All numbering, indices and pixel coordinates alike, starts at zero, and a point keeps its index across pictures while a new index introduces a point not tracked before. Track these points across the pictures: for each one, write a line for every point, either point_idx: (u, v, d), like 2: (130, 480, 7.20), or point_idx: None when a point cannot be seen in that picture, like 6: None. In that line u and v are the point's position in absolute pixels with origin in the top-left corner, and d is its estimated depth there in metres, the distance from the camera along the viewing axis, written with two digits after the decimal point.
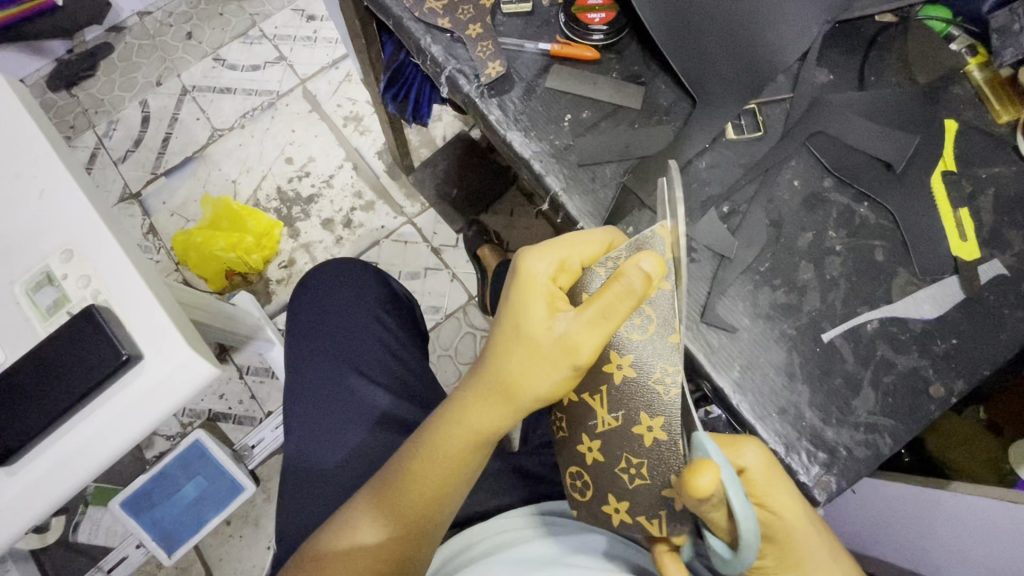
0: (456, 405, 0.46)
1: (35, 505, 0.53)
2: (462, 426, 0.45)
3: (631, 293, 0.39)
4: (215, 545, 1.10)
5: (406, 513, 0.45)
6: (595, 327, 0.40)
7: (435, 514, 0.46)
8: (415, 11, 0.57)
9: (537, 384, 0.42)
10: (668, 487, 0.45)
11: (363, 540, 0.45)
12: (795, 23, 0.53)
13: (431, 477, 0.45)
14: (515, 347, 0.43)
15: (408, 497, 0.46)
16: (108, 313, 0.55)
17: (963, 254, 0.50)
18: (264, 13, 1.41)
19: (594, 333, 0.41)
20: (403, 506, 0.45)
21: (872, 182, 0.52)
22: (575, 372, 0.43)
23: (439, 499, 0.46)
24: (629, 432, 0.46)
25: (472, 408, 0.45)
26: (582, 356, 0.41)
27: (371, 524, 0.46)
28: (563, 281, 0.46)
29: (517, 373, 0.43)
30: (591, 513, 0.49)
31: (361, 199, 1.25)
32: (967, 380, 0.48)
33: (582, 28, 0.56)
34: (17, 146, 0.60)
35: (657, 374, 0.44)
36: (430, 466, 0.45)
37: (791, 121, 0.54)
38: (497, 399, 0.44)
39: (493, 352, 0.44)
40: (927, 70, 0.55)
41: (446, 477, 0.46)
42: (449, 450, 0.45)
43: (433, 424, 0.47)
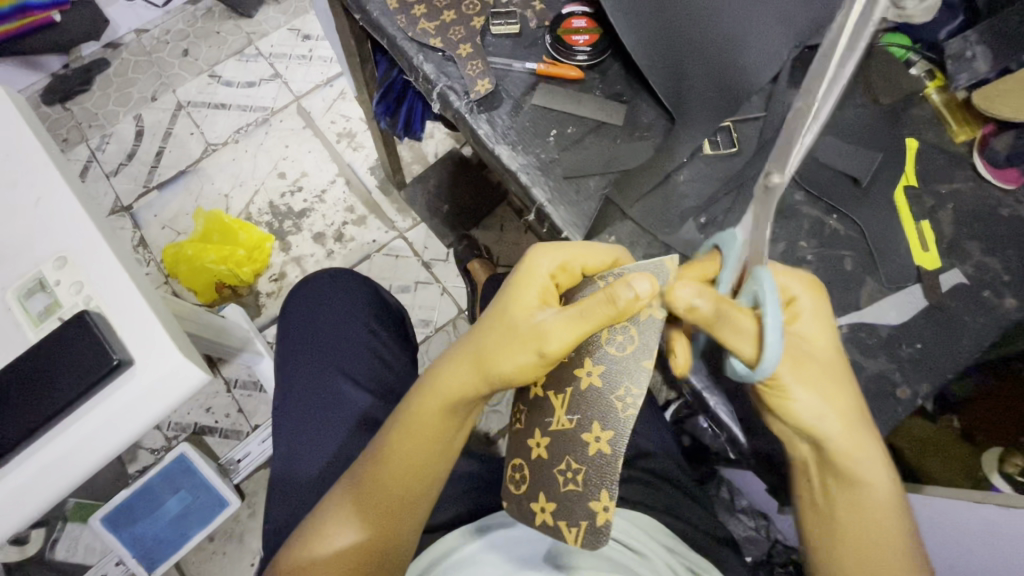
0: (437, 373, 0.48)
1: (18, 512, 0.53)
2: (434, 393, 0.47)
3: (615, 302, 0.41)
4: (197, 562, 1.08)
5: (377, 504, 0.47)
6: (573, 323, 0.42)
7: (405, 510, 0.47)
8: (409, 31, 0.60)
9: (504, 363, 0.44)
10: (595, 500, 0.46)
11: (339, 535, 0.46)
12: (765, 46, 0.55)
13: (400, 443, 0.47)
14: (499, 325, 0.45)
15: (378, 463, 0.47)
16: (100, 319, 0.56)
17: (926, 263, 0.53)
18: (261, 32, 1.44)
19: (568, 329, 0.42)
20: (372, 490, 0.47)
21: (841, 196, 0.55)
22: (541, 362, 0.44)
23: (400, 481, 0.47)
24: (577, 436, 0.47)
25: (446, 376, 0.47)
26: (548, 344, 0.43)
27: (346, 518, 0.47)
28: (561, 281, 0.47)
29: (492, 348, 0.45)
30: (519, 508, 0.49)
31: (353, 214, 1.27)
32: (933, 383, 0.50)
33: (566, 49, 0.59)
34: (14, 156, 0.61)
35: (620, 391, 0.46)
36: (400, 439, 0.47)
37: (764, 138, 0.57)
38: (468, 372, 0.46)
39: (480, 327, 0.47)
40: (890, 91, 0.58)
41: (409, 450, 0.47)
42: (420, 417, 0.47)
43: (416, 389, 0.49)
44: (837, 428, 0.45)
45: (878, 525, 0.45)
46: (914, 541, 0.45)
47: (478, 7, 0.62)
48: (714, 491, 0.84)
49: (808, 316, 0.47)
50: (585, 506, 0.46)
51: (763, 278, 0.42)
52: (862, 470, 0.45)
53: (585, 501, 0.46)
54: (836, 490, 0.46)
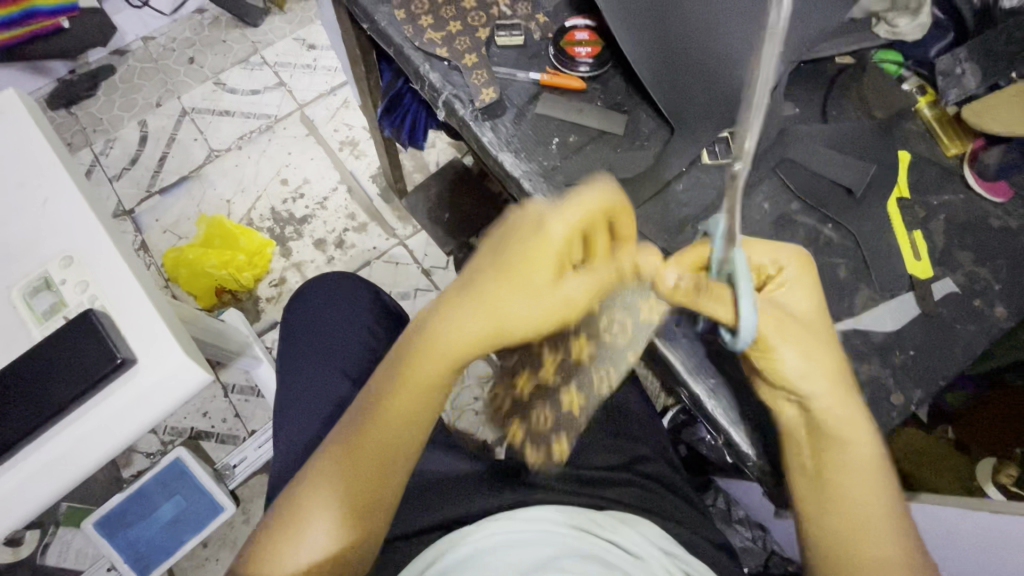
0: (446, 322, 0.51)
1: (18, 508, 0.53)
2: (441, 342, 0.50)
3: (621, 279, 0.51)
4: (189, 568, 1.07)
5: (359, 477, 0.48)
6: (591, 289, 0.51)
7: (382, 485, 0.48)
8: (415, 41, 0.62)
9: (520, 318, 0.50)
10: None
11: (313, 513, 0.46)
12: (759, 59, 0.56)
13: (404, 393, 0.50)
14: (519, 281, 0.50)
15: (378, 416, 0.49)
16: (105, 317, 0.56)
17: (918, 273, 0.54)
18: (266, 41, 1.46)
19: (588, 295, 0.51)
20: (348, 461, 0.48)
21: (836, 206, 0.56)
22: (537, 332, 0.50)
23: (396, 433, 0.49)
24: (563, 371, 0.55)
25: (455, 325, 0.50)
26: (551, 319, 0.50)
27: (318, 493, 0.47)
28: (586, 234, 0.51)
29: (512, 304, 0.50)
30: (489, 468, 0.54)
31: (355, 221, 1.28)
32: (925, 389, 0.51)
33: (569, 60, 0.61)
34: (23, 157, 0.62)
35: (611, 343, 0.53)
36: (394, 397, 0.50)
37: (761, 148, 0.58)
38: (481, 323, 0.50)
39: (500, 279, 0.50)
40: (883, 106, 0.60)
41: (402, 413, 0.50)
42: (424, 369, 0.50)
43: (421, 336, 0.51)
44: (820, 389, 0.47)
45: (848, 489, 0.45)
46: (891, 501, 0.46)
47: (483, 18, 0.64)
48: (711, 501, 0.84)
49: (794, 285, 0.48)
50: None
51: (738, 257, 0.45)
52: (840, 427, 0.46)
53: None
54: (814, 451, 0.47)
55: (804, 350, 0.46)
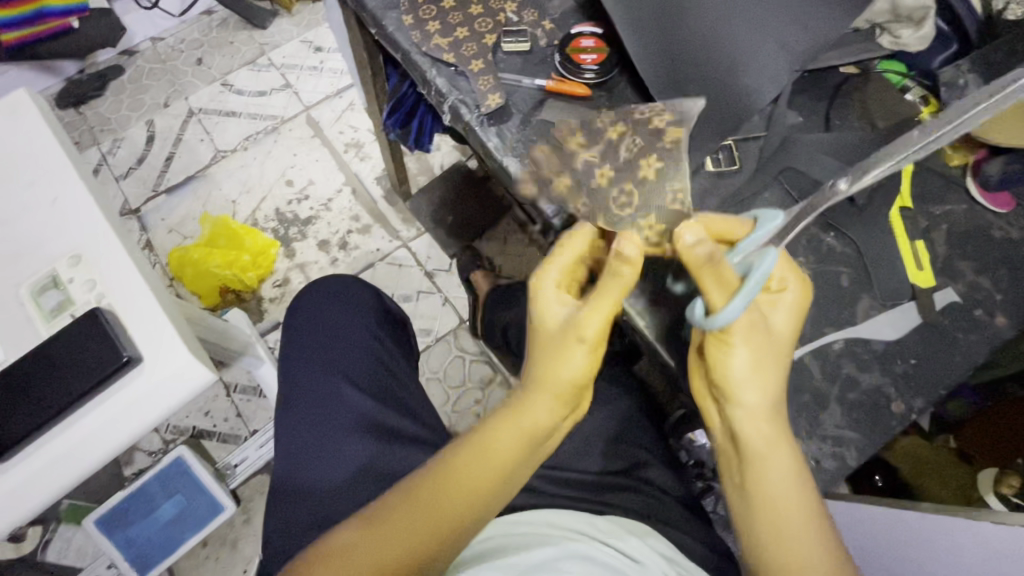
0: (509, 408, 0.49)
1: (23, 504, 0.53)
2: (515, 420, 0.48)
3: (621, 275, 0.47)
4: (189, 567, 1.08)
5: (422, 525, 0.44)
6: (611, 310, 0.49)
7: (451, 541, 0.44)
8: (422, 46, 0.63)
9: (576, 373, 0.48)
10: None
11: (344, 539, 0.43)
12: (765, 69, 0.56)
13: (476, 469, 0.46)
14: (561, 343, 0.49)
15: (448, 486, 0.46)
16: (112, 316, 0.57)
17: (920, 282, 0.54)
18: (274, 44, 1.48)
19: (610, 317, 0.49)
20: (394, 518, 0.44)
21: (839, 214, 0.56)
22: (593, 352, 0.48)
23: (464, 502, 0.45)
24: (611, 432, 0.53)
25: (526, 407, 0.49)
26: (587, 330, 0.47)
27: (358, 532, 0.44)
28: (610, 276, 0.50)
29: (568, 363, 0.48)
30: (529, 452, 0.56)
31: (358, 222, 1.29)
32: (926, 398, 0.51)
33: (574, 67, 0.61)
34: (34, 156, 0.63)
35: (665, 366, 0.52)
36: (456, 470, 0.47)
37: (764, 156, 0.59)
38: (551, 394, 0.48)
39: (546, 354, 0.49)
40: (886, 115, 0.60)
41: (478, 470, 0.47)
42: (497, 447, 0.48)
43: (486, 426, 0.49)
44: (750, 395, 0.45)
45: (776, 505, 0.43)
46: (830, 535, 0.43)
47: (490, 25, 0.64)
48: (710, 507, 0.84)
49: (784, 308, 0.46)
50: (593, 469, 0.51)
51: (769, 255, 0.43)
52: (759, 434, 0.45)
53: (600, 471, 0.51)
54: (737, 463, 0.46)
55: (748, 352, 0.44)
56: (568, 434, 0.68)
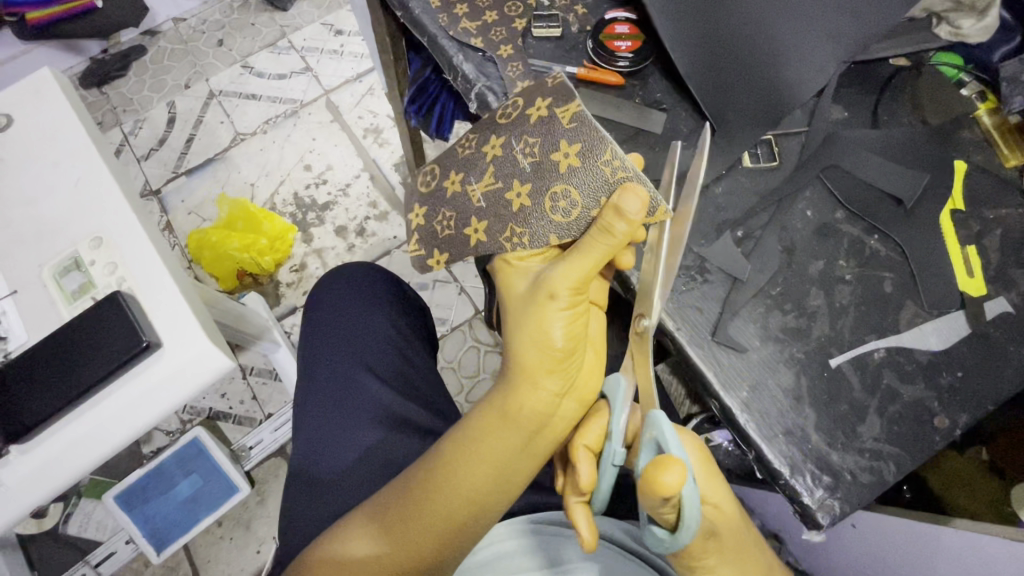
0: (499, 396, 0.50)
1: (43, 485, 0.54)
2: (507, 407, 0.49)
3: (609, 229, 0.46)
4: (204, 546, 1.09)
5: (432, 521, 0.47)
6: (577, 266, 0.47)
7: (470, 521, 0.47)
8: (449, 30, 0.60)
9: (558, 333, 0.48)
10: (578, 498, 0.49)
11: (360, 551, 0.46)
12: (813, 60, 0.53)
13: (476, 459, 0.48)
14: (529, 317, 0.49)
15: (446, 483, 0.47)
16: (132, 301, 0.56)
17: (970, 290, 0.52)
18: (295, 26, 1.46)
19: (579, 272, 0.47)
20: (404, 516, 0.47)
21: (883, 216, 0.54)
22: (568, 310, 0.48)
23: (473, 491, 0.47)
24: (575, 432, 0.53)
25: (511, 394, 0.49)
26: (557, 287, 0.47)
27: (371, 536, 0.47)
28: (611, 231, 0.46)
29: (541, 330, 0.48)
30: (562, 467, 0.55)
31: (376, 209, 1.28)
32: (972, 414, 0.49)
33: (608, 54, 0.59)
34: (58, 137, 0.63)
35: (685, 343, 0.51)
36: (453, 466, 0.48)
37: (806, 154, 0.56)
38: (534, 369, 0.48)
39: (521, 334, 0.49)
40: (937, 113, 0.58)
41: (476, 456, 0.48)
42: (490, 434, 0.48)
43: (475, 416, 0.50)
44: None
45: None
46: None
47: (520, 9, 0.62)
48: None
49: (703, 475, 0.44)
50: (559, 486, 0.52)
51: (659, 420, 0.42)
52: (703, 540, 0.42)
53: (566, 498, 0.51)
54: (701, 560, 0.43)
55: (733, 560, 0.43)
56: None
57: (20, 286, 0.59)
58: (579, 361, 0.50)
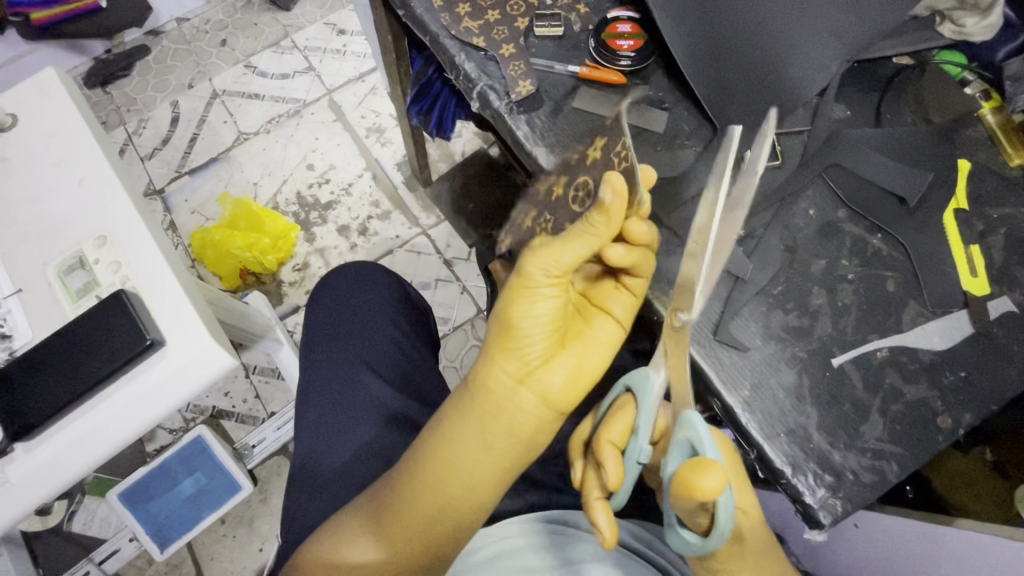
0: (467, 385, 0.47)
1: (49, 482, 0.54)
2: (471, 395, 0.46)
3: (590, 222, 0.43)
4: (207, 543, 1.10)
5: (421, 517, 0.47)
6: (549, 252, 0.43)
7: (467, 519, 0.48)
8: (452, 29, 0.61)
9: (525, 323, 0.44)
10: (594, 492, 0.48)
11: (355, 554, 0.47)
12: (813, 59, 0.53)
13: (445, 447, 0.46)
14: (500, 302, 0.46)
15: (423, 474, 0.47)
16: (136, 299, 0.57)
17: (974, 289, 0.51)
18: (297, 25, 1.46)
19: (551, 258, 0.43)
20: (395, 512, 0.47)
21: (886, 215, 0.54)
22: (537, 298, 0.44)
23: (446, 482, 0.46)
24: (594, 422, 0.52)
25: (477, 383, 0.46)
26: (524, 272, 0.44)
27: (372, 534, 0.47)
28: (591, 221, 0.43)
29: (507, 319, 0.44)
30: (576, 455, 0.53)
31: (378, 209, 1.28)
32: (975, 414, 0.48)
33: (610, 53, 0.59)
34: (63, 136, 0.63)
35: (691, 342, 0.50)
36: (428, 457, 0.47)
37: (808, 153, 0.56)
38: (498, 359, 0.45)
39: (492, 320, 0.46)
40: (941, 111, 0.57)
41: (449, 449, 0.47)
42: (457, 422, 0.47)
43: (449, 404, 0.48)
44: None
45: None
46: None
47: (523, 8, 0.62)
48: None
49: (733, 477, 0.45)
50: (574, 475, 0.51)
51: (697, 422, 0.41)
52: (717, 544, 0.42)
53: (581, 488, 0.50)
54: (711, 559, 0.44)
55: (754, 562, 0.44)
56: None
57: (24, 284, 0.59)
58: (554, 357, 0.46)
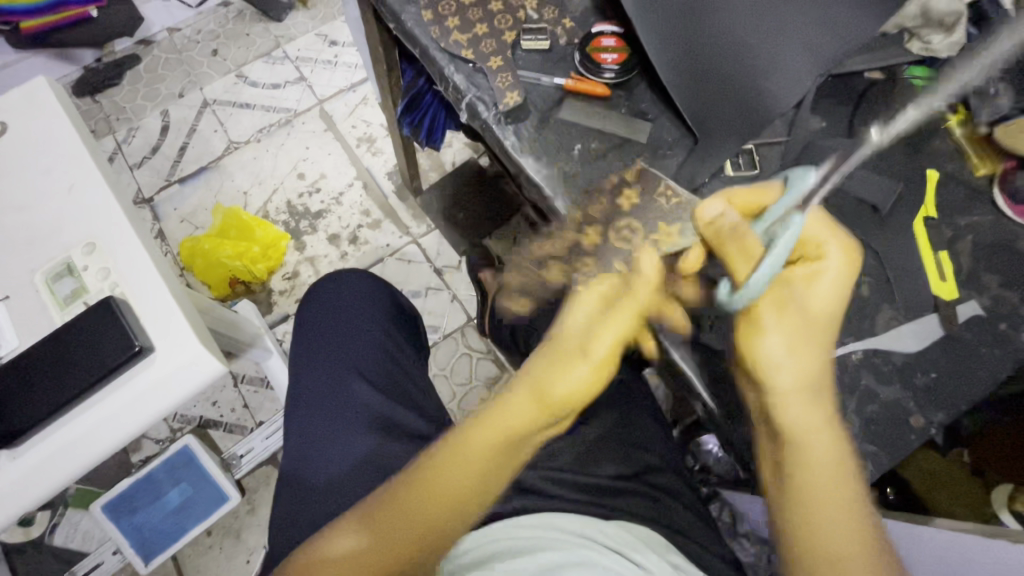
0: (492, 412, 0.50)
1: (33, 489, 0.54)
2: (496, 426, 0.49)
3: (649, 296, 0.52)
4: (193, 556, 1.08)
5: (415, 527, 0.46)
6: (613, 329, 0.51)
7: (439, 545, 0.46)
8: (441, 42, 0.62)
9: (570, 381, 0.50)
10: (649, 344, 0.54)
11: (346, 541, 0.46)
12: (789, 72, 0.55)
13: (457, 467, 0.48)
14: (552, 357, 0.52)
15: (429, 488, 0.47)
16: (125, 306, 0.57)
17: (943, 293, 0.53)
18: (289, 36, 1.48)
19: (607, 332, 0.51)
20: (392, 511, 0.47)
21: (860, 222, 0.56)
22: (594, 368, 0.50)
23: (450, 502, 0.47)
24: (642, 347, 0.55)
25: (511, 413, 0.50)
26: (598, 339, 0.50)
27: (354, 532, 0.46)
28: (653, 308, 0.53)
29: (560, 375, 0.50)
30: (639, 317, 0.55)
31: (369, 218, 1.29)
32: (947, 414, 0.50)
33: (594, 67, 0.61)
34: (53, 144, 0.63)
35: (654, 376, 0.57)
36: (438, 475, 0.48)
37: (785, 162, 0.58)
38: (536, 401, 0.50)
39: (542, 365, 0.52)
40: (911, 123, 0.60)
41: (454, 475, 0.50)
42: (473, 449, 0.48)
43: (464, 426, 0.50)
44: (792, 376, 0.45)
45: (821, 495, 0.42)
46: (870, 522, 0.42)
47: (510, 22, 0.64)
48: (716, 513, 0.84)
49: (826, 279, 0.45)
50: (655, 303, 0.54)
51: (795, 222, 0.44)
52: (785, 393, 0.44)
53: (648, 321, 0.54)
54: (768, 428, 0.45)
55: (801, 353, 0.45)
56: (574, 437, 0.68)
57: (11, 291, 0.59)
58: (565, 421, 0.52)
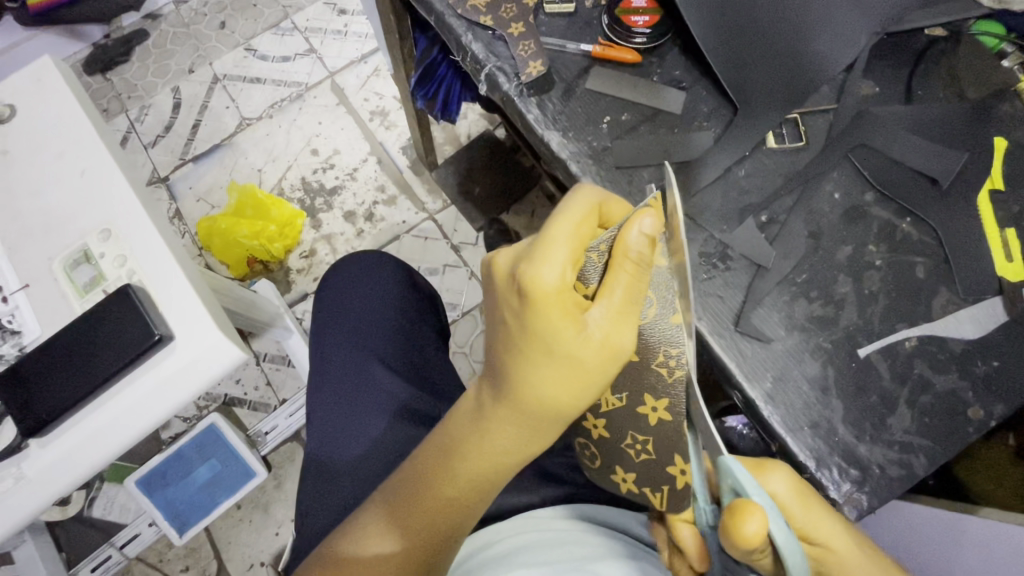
0: (481, 432, 0.43)
1: (65, 476, 0.54)
2: (489, 445, 0.43)
3: (633, 265, 0.39)
4: (224, 528, 1.11)
5: (437, 536, 0.44)
6: (624, 320, 0.40)
7: (451, 527, 0.45)
8: (457, 8, 0.58)
9: (584, 395, 0.41)
10: (642, 403, 0.45)
11: (370, 553, 0.44)
12: (840, 30, 0.51)
13: (462, 480, 0.43)
14: (551, 371, 0.39)
15: (430, 490, 0.44)
16: (142, 293, 0.56)
17: (1009, 275, 0.49)
18: (298, 6, 1.43)
19: (627, 326, 0.40)
20: (410, 522, 0.44)
21: (915, 197, 0.52)
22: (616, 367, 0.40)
23: (454, 501, 0.44)
24: (635, 411, 0.46)
25: (495, 434, 0.42)
26: (624, 342, 0.39)
27: (378, 540, 0.44)
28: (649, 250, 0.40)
29: (575, 385, 0.40)
30: (631, 412, 0.46)
31: (384, 194, 1.26)
32: (1008, 404, 0.47)
33: (624, 31, 0.56)
34: (63, 126, 0.62)
35: (644, 407, 0.45)
36: (448, 483, 0.44)
37: (834, 132, 0.54)
38: (539, 411, 0.41)
39: (528, 377, 0.40)
40: (977, 87, 0.55)
41: (488, 448, 0.43)
42: (475, 468, 0.43)
43: (457, 442, 0.44)
44: None
45: None
46: None
47: None
48: None
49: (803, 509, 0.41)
50: (648, 373, 0.44)
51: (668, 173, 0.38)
52: None
53: (647, 370, 0.44)
54: None
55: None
56: None
57: (30, 279, 0.59)
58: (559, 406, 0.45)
